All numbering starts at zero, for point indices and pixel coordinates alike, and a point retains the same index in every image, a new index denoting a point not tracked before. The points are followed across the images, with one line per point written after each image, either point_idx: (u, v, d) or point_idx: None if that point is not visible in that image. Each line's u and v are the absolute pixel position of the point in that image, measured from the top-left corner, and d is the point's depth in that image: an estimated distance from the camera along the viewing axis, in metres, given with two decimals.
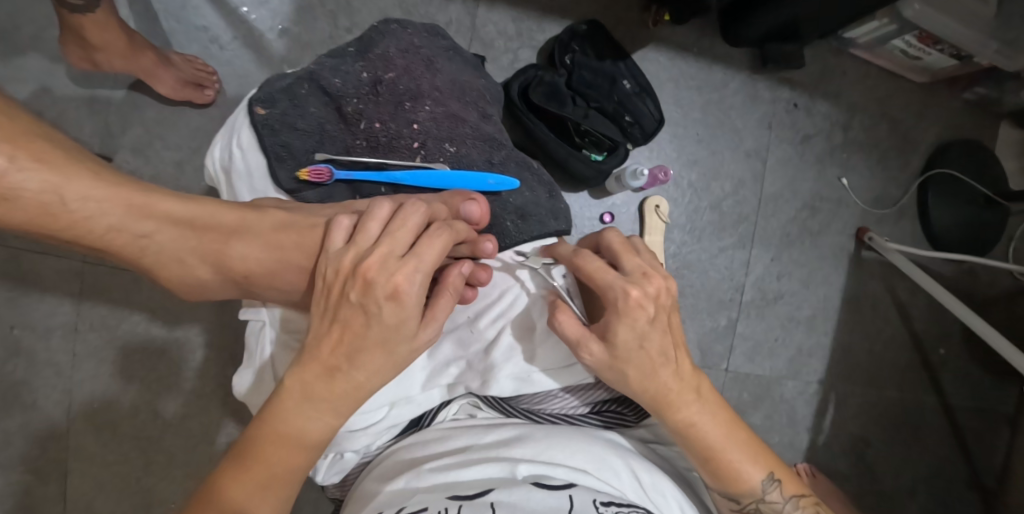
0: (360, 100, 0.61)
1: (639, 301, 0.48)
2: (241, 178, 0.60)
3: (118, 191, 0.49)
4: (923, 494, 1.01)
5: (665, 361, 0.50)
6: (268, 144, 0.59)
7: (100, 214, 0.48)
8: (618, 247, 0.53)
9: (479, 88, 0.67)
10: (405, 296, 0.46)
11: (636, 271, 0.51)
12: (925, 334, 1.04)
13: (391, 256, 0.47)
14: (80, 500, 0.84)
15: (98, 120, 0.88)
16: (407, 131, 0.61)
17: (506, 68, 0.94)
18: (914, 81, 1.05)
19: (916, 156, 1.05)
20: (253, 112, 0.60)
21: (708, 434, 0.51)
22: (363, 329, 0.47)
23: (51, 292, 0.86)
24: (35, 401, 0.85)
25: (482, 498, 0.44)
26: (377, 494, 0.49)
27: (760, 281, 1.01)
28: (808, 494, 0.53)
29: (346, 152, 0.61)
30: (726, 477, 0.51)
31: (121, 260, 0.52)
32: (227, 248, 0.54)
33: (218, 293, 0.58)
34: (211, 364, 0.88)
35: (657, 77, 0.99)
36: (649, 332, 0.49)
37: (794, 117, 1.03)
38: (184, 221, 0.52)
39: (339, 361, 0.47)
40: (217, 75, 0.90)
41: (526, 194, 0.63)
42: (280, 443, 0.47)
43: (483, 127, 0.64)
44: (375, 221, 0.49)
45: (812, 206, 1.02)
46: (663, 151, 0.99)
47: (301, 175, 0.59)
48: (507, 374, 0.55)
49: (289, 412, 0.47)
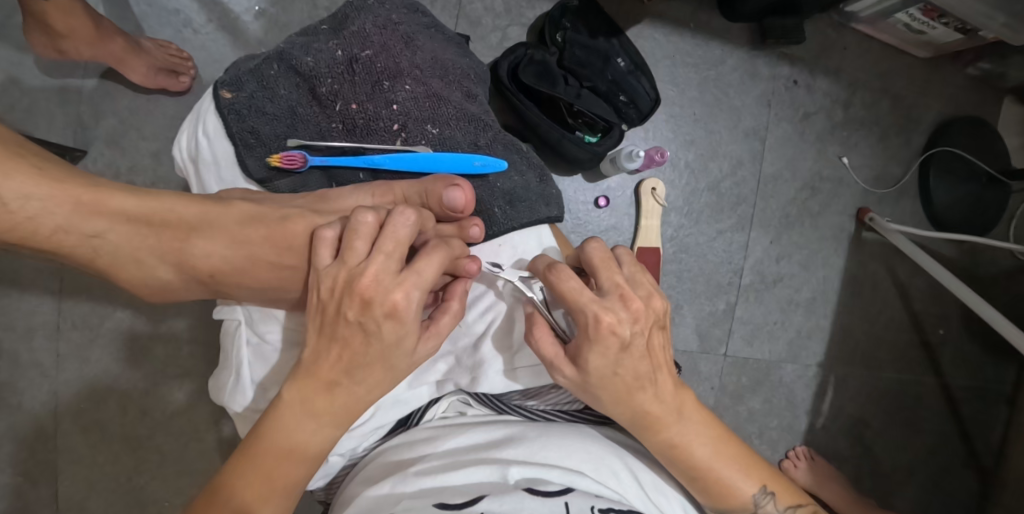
0: (335, 79, 0.57)
1: (613, 329, 0.44)
2: (208, 167, 0.59)
3: (63, 188, 0.46)
4: (922, 475, 0.99)
5: (641, 385, 0.47)
6: (235, 130, 0.57)
7: (45, 214, 0.45)
8: (597, 263, 0.47)
9: (463, 67, 0.63)
10: (404, 314, 0.44)
11: (613, 291, 0.46)
12: (925, 315, 1.02)
13: (388, 273, 0.44)
14: (70, 501, 0.81)
15: (71, 110, 0.84)
16: (386, 112, 0.57)
17: (495, 47, 0.91)
18: (916, 56, 1.02)
19: (917, 132, 1.02)
20: (219, 96, 0.58)
21: (697, 452, 0.49)
22: (363, 347, 0.45)
23: (30, 290, 0.83)
24: (20, 402, 0.82)
25: (471, 508, 0.42)
26: (361, 497, 0.47)
27: (759, 264, 0.98)
28: (804, 504, 0.52)
29: (320, 137, 0.58)
30: (718, 495, 0.50)
31: (79, 261, 0.49)
32: (189, 246, 0.51)
33: (186, 293, 0.55)
34: (197, 361, 0.85)
35: (652, 54, 0.96)
36: (623, 359, 0.45)
37: (794, 94, 1.00)
38: (138, 218, 0.49)
39: (337, 376, 0.46)
40: (192, 61, 0.86)
41: (515, 178, 0.59)
42: (281, 457, 0.46)
43: (466, 107, 0.60)
44: (362, 238, 0.45)
45: (812, 186, 1.00)
46: (659, 131, 0.96)
47: (272, 160, 0.57)
48: (496, 370, 0.54)
49: (287, 426, 0.46)
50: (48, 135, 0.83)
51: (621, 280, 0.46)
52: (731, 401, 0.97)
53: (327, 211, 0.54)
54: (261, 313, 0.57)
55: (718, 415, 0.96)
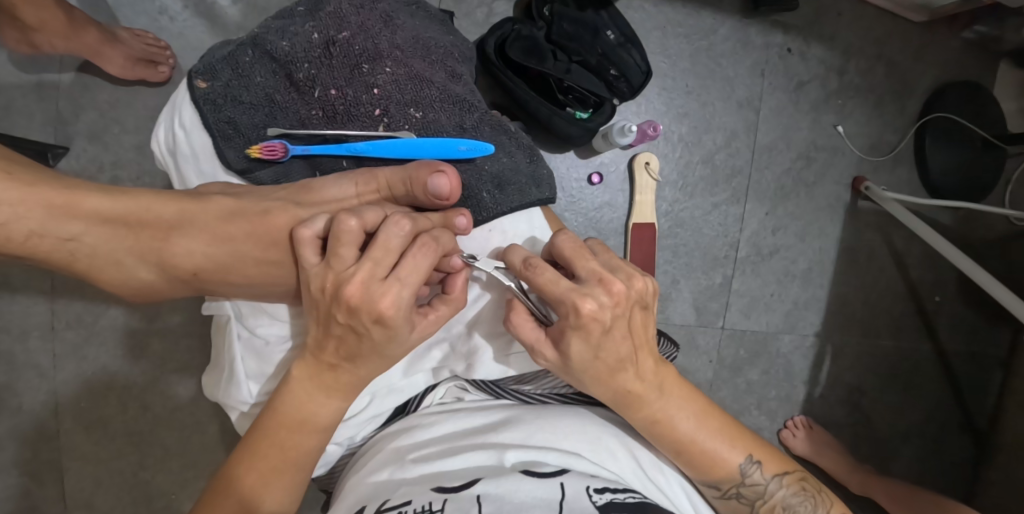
0: (312, 64, 0.56)
1: (593, 315, 0.44)
2: (187, 160, 0.58)
3: (34, 190, 0.45)
4: (917, 439, 1.00)
5: (624, 366, 0.47)
6: (212, 120, 0.56)
7: (17, 219, 0.45)
8: (569, 254, 0.47)
9: (446, 45, 0.62)
10: (391, 319, 0.43)
11: (591, 279, 0.46)
12: (921, 282, 1.02)
13: (373, 279, 0.43)
14: (79, 498, 0.82)
15: (49, 107, 0.82)
16: (366, 97, 0.56)
17: (482, 23, 0.89)
18: (912, 20, 1.00)
19: (913, 98, 1.01)
20: (194, 86, 0.56)
21: (679, 427, 0.49)
22: (356, 345, 0.45)
23: (22, 291, 0.82)
24: (21, 404, 0.81)
25: (468, 490, 0.42)
26: (359, 485, 0.47)
27: (755, 236, 0.98)
28: (792, 470, 0.52)
29: (300, 125, 0.57)
30: (705, 467, 0.50)
31: (60, 263, 0.49)
32: (169, 244, 0.50)
33: (172, 293, 0.54)
34: (194, 355, 0.84)
35: (642, 26, 0.94)
36: (605, 343, 0.45)
37: (787, 63, 0.98)
38: (115, 218, 0.48)
39: (337, 359, 0.46)
40: (171, 50, 0.84)
41: (503, 160, 0.58)
42: (293, 429, 0.47)
43: (450, 87, 0.58)
44: (347, 245, 0.44)
45: (807, 156, 0.99)
46: (652, 104, 0.95)
47: (252, 152, 0.56)
48: (491, 357, 0.54)
49: (302, 396, 0.47)
50: (28, 133, 0.82)
51: (596, 268, 0.46)
52: (729, 374, 0.97)
53: (311, 204, 0.53)
54: (253, 305, 0.56)
55: (717, 387, 0.96)
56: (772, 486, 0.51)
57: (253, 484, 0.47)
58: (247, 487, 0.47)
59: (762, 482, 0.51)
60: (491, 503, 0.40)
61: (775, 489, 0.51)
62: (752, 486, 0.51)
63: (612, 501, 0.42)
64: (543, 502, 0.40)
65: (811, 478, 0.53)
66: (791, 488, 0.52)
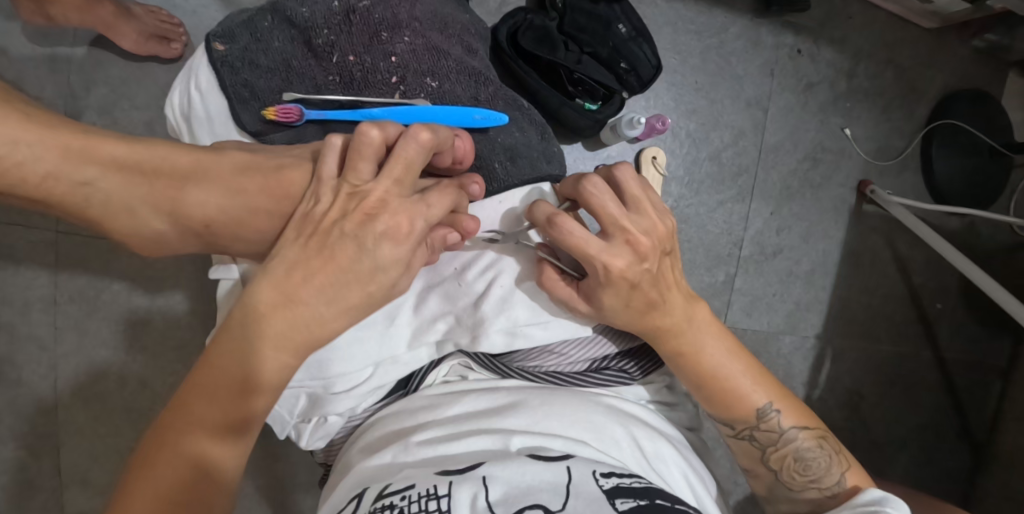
0: (332, 30, 0.57)
1: (623, 274, 0.46)
2: (200, 122, 0.59)
3: (55, 135, 0.46)
4: (914, 445, 1.00)
5: (654, 307, 0.49)
6: (229, 83, 0.57)
7: (33, 159, 0.45)
8: (593, 205, 0.47)
9: (461, 21, 0.63)
10: (407, 237, 0.46)
11: (618, 236, 0.47)
12: (922, 288, 1.02)
13: (395, 196, 0.47)
14: (74, 473, 0.81)
15: (60, 81, 0.82)
16: (384, 65, 0.57)
17: (494, 12, 0.89)
18: (922, 26, 1.01)
19: (921, 104, 1.01)
20: (211, 48, 0.57)
21: (705, 358, 0.51)
22: (350, 262, 0.46)
23: (27, 263, 0.81)
24: (21, 377, 0.81)
25: (472, 472, 0.42)
26: (364, 465, 0.48)
27: (759, 235, 0.98)
28: (812, 427, 0.52)
29: (316, 91, 0.58)
30: (724, 402, 0.52)
31: (73, 210, 0.49)
32: (183, 195, 0.50)
33: (181, 248, 0.54)
34: (195, 332, 0.84)
35: (654, 21, 0.94)
36: (636, 295, 0.48)
37: (797, 64, 0.98)
38: (129, 164, 0.49)
39: (305, 293, 0.45)
40: (184, 28, 0.84)
41: (516, 134, 0.61)
42: (235, 388, 0.44)
43: (467, 61, 0.60)
44: (366, 159, 0.47)
45: (813, 157, 0.99)
46: (661, 99, 0.95)
47: (268, 114, 0.56)
48: (498, 328, 0.52)
49: (238, 350, 0.44)
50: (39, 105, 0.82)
51: (625, 224, 0.47)
52: None
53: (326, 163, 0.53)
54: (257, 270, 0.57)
55: None
56: (787, 437, 0.52)
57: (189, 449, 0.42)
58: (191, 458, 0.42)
59: (777, 431, 0.52)
60: (498, 486, 0.40)
61: (790, 440, 0.52)
62: (767, 431, 0.52)
63: (618, 486, 0.42)
64: (550, 486, 0.40)
65: (830, 437, 0.52)
66: (807, 442, 0.52)
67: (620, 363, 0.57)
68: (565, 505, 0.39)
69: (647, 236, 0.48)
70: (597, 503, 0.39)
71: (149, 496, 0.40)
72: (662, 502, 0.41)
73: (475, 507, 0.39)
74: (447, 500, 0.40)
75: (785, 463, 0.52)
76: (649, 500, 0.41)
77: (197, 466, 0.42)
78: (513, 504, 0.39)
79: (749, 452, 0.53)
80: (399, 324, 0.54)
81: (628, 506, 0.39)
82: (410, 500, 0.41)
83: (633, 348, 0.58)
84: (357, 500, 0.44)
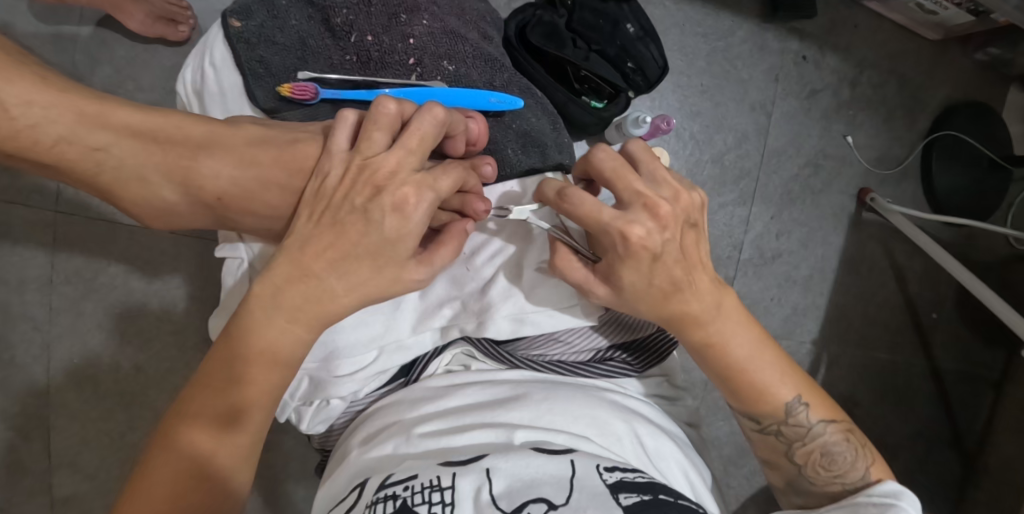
0: (350, 10, 0.59)
1: (643, 241, 0.46)
2: (214, 97, 0.60)
3: (69, 99, 0.46)
4: (909, 456, 0.99)
5: (680, 287, 0.48)
6: (244, 59, 0.59)
7: (47, 122, 0.45)
8: (609, 173, 0.47)
9: (477, 10, 0.67)
10: (411, 209, 0.46)
11: (635, 202, 0.47)
12: (918, 298, 1.03)
13: (404, 166, 0.46)
14: (63, 456, 0.79)
15: (64, 58, 0.81)
16: (402, 46, 0.60)
17: (504, 7, 0.91)
18: (926, 38, 1.02)
19: (923, 114, 1.02)
20: (227, 25, 0.59)
21: (733, 351, 0.51)
22: (359, 238, 0.46)
23: (24, 242, 0.80)
24: (13, 357, 0.79)
25: (477, 464, 0.42)
26: (369, 455, 0.48)
27: (760, 239, 0.98)
28: (838, 420, 0.52)
29: (332, 70, 0.60)
30: (753, 399, 0.51)
31: (82, 177, 0.49)
32: (196, 165, 0.50)
33: (188, 220, 0.54)
34: (193, 316, 0.84)
35: (663, 22, 0.95)
36: (659, 269, 0.47)
37: (802, 70, 0.99)
38: (144, 133, 0.49)
39: (323, 269, 0.46)
40: (192, 11, 0.84)
41: (530, 119, 0.63)
42: (250, 360, 0.45)
43: (482, 47, 0.63)
44: (381, 129, 0.47)
45: (815, 163, 0.99)
46: (666, 100, 0.96)
47: (282, 90, 0.58)
48: (505, 314, 0.53)
49: (252, 322, 0.45)
50: None
51: (640, 191, 0.47)
52: None
53: None
54: (264, 247, 0.57)
55: None
56: (814, 431, 0.51)
57: (202, 423, 0.44)
58: (199, 453, 0.43)
59: (805, 425, 0.51)
60: (501, 479, 0.40)
61: (818, 434, 0.51)
62: (793, 426, 0.52)
63: (622, 481, 0.41)
64: (554, 480, 0.40)
65: (856, 431, 0.52)
66: (834, 436, 0.51)
67: (622, 355, 0.57)
68: (568, 499, 0.38)
69: (666, 203, 0.47)
70: (601, 497, 0.39)
71: (167, 470, 0.43)
72: (665, 497, 0.41)
73: (479, 501, 0.39)
74: (450, 492, 0.40)
75: (810, 458, 0.52)
76: (652, 495, 0.40)
77: (202, 464, 0.43)
78: (515, 498, 0.39)
79: (774, 446, 0.53)
80: (403, 309, 0.55)
81: (631, 501, 0.39)
82: (412, 491, 0.40)
83: (641, 340, 0.57)
84: (359, 491, 0.44)
